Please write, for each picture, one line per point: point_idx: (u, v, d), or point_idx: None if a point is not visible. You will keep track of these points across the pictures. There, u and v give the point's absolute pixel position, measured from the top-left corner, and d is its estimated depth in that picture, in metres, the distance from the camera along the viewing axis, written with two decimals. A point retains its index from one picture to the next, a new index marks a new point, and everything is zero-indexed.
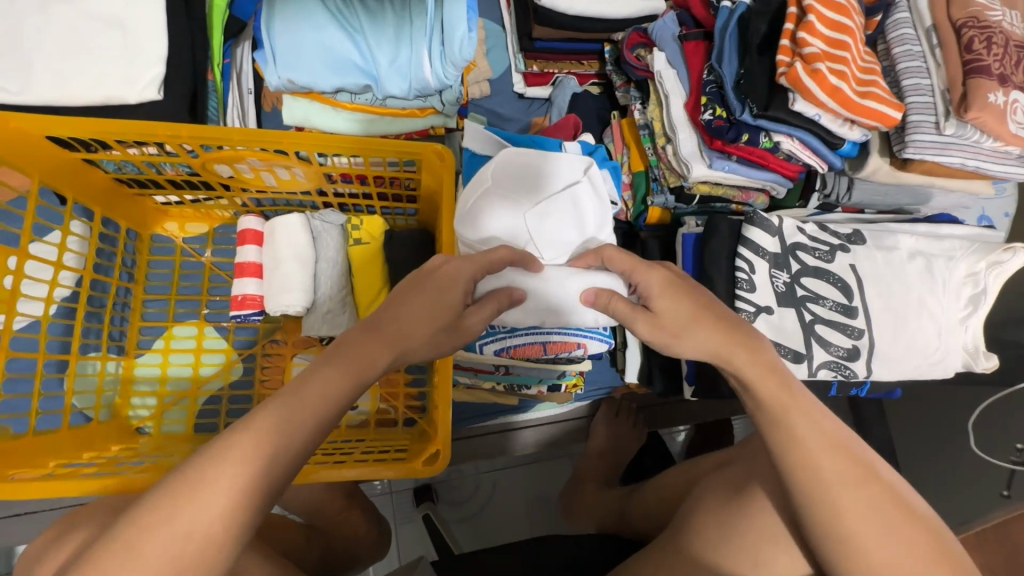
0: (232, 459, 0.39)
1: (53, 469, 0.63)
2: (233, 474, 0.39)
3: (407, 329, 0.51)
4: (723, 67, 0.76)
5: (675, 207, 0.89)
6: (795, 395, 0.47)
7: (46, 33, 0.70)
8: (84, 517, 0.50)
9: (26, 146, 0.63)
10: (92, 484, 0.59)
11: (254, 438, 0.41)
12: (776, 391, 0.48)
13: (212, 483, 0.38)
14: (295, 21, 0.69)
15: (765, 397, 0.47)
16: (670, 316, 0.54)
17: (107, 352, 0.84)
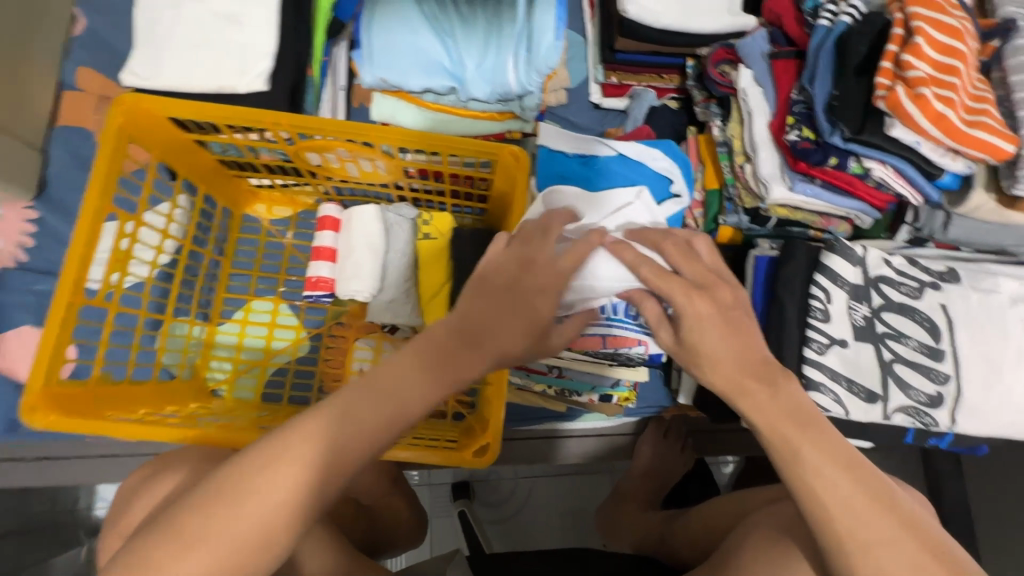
0: (285, 452, 0.44)
1: (145, 415, 0.70)
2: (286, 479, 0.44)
3: (502, 341, 0.49)
4: (815, 88, 0.73)
5: (748, 228, 0.86)
6: (808, 434, 0.45)
7: (178, 28, 0.79)
8: None
9: (151, 125, 0.70)
10: (178, 432, 0.64)
11: (306, 437, 0.45)
12: (788, 427, 0.45)
13: (272, 472, 0.43)
14: (394, 24, 0.74)
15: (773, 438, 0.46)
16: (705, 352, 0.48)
17: (195, 317, 0.91)
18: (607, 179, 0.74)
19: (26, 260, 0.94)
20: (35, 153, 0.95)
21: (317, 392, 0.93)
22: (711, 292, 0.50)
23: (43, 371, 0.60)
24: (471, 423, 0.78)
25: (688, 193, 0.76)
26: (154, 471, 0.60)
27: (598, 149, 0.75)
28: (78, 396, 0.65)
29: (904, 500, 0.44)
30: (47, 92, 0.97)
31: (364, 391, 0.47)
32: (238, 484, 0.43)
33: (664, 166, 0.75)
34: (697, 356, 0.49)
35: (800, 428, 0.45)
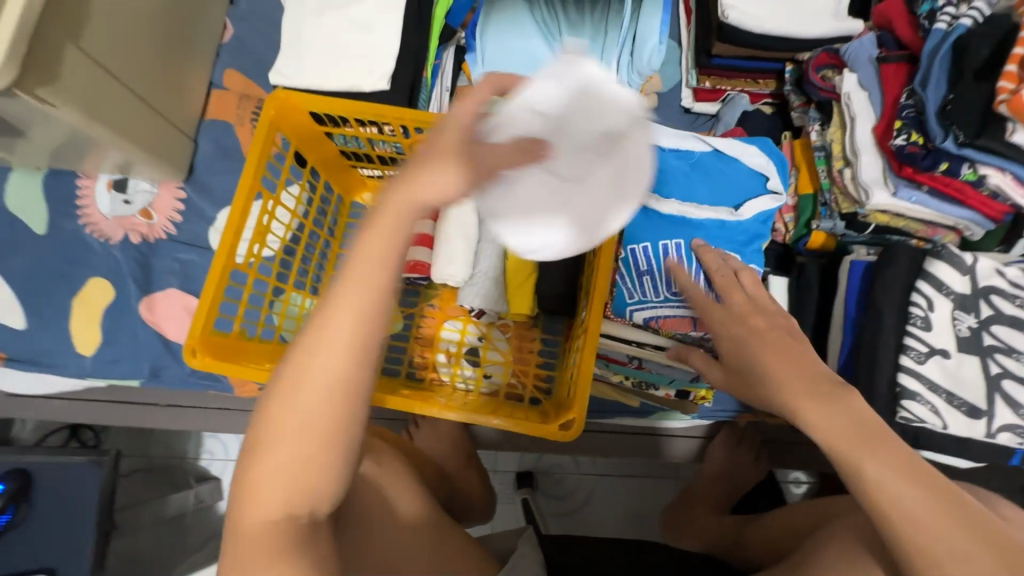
0: (280, 391, 0.39)
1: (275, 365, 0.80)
2: (292, 414, 0.39)
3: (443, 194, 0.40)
4: (927, 92, 0.71)
5: (843, 234, 0.85)
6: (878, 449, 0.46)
7: (318, 35, 0.90)
8: None
9: (295, 118, 0.80)
10: None
11: (294, 369, 0.39)
12: (854, 443, 0.47)
13: (276, 408, 0.39)
14: (506, 28, 0.80)
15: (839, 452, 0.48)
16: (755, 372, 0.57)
17: (309, 290, 1.01)
18: (704, 173, 0.76)
19: (175, 233, 1.10)
20: (190, 142, 1.11)
21: (407, 367, 1.02)
22: (752, 315, 0.62)
23: (202, 321, 0.71)
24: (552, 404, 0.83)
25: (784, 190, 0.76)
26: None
27: (695, 145, 0.77)
28: (225, 344, 0.76)
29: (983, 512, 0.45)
30: (201, 90, 1.13)
31: (337, 304, 0.38)
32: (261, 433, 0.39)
33: (761, 164, 0.76)
34: (746, 373, 0.59)
35: (865, 445, 0.47)
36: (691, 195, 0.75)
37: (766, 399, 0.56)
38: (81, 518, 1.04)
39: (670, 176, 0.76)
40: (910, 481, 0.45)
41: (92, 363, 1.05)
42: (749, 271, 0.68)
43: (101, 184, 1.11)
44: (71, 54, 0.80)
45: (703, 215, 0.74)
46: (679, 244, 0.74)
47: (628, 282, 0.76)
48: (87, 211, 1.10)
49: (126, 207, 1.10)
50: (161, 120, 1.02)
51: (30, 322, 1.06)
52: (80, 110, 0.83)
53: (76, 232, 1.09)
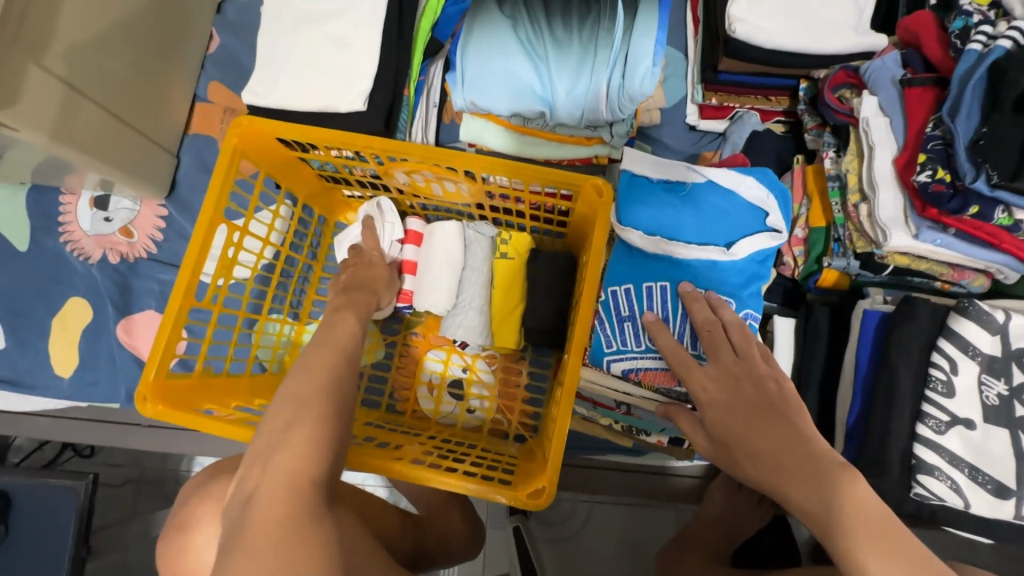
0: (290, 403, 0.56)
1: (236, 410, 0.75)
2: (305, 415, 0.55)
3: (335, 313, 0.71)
4: (956, 124, 0.63)
5: (857, 274, 0.77)
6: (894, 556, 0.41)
7: (294, 51, 0.85)
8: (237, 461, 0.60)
9: (261, 143, 0.75)
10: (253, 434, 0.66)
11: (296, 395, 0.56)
12: (869, 541, 0.43)
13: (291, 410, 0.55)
14: (488, 47, 0.74)
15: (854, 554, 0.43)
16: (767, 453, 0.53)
17: (287, 317, 0.96)
18: (695, 206, 0.69)
19: (155, 252, 1.07)
20: (171, 158, 1.08)
21: (388, 398, 0.98)
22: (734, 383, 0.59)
23: (156, 364, 0.68)
24: (534, 459, 0.76)
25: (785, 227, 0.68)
26: (212, 474, 0.60)
27: (685, 175, 0.70)
28: (183, 388, 0.71)
29: None
30: (184, 103, 1.09)
31: (304, 375, 0.59)
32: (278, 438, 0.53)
33: (759, 196, 0.69)
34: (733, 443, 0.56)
35: (877, 552, 0.42)
36: (679, 232, 0.68)
37: (755, 475, 0.54)
38: (58, 543, 1.03)
39: (662, 209, 0.69)
40: None
41: (70, 386, 1.03)
42: (737, 324, 0.63)
43: (82, 201, 1.08)
44: (33, 74, 0.76)
45: (692, 255, 0.67)
46: (664, 288, 0.68)
47: (607, 329, 0.70)
48: (68, 229, 1.07)
49: (106, 225, 1.07)
50: (140, 137, 0.98)
51: (8, 341, 1.03)
52: (45, 133, 0.79)
53: (56, 250, 1.06)
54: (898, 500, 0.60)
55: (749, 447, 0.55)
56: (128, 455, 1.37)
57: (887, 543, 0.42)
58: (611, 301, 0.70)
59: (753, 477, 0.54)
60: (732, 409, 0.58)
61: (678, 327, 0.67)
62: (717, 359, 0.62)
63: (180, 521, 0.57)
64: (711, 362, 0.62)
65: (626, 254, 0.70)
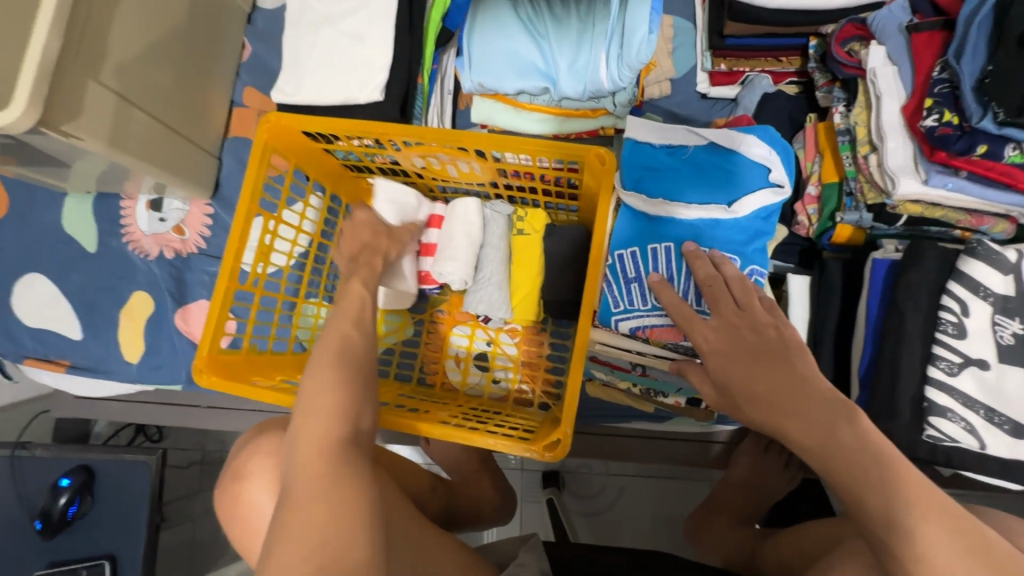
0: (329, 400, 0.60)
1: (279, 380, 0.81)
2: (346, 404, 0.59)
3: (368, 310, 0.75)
4: (961, 65, 0.62)
5: (872, 227, 0.76)
6: (889, 482, 0.43)
7: (315, 50, 0.91)
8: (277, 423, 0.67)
9: (288, 138, 0.82)
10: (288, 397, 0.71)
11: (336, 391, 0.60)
12: (863, 469, 0.45)
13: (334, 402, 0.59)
14: (491, 30, 0.78)
15: (849, 481, 0.45)
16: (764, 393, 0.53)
17: (324, 300, 1.02)
18: (698, 168, 0.70)
19: (205, 248, 1.17)
20: (214, 160, 1.17)
21: (418, 372, 1.04)
22: (735, 334, 0.59)
23: (208, 340, 0.75)
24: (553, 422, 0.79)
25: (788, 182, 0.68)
26: (258, 431, 0.66)
27: (689, 138, 0.72)
28: (233, 362, 0.78)
29: (1006, 555, 0.40)
30: (223, 110, 1.18)
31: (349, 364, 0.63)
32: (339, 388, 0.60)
33: (759, 154, 0.69)
34: (731, 392, 0.56)
35: (869, 477, 0.44)
36: (682, 193, 0.70)
37: (750, 417, 0.54)
38: (134, 511, 1.15)
39: (664, 172, 0.71)
40: (916, 521, 0.41)
41: (138, 370, 1.14)
42: (739, 279, 0.63)
43: (140, 204, 1.19)
44: (92, 89, 0.85)
45: (693, 215, 0.69)
46: (669, 249, 0.70)
47: (616, 290, 0.72)
48: (129, 230, 1.18)
49: (161, 225, 1.18)
50: (187, 143, 1.08)
51: (84, 333, 1.16)
52: (105, 141, 0.89)
53: (120, 249, 1.18)
54: (911, 444, 0.61)
55: (748, 390, 0.54)
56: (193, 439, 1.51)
57: (881, 468, 0.44)
58: (618, 264, 0.72)
59: (753, 420, 0.54)
60: (730, 355, 0.57)
61: (683, 284, 0.68)
62: (720, 312, 0.62)
63: (236, 471, 0.63)
64: (714, 316, 0.62)
65: (630, 219, 0.73)
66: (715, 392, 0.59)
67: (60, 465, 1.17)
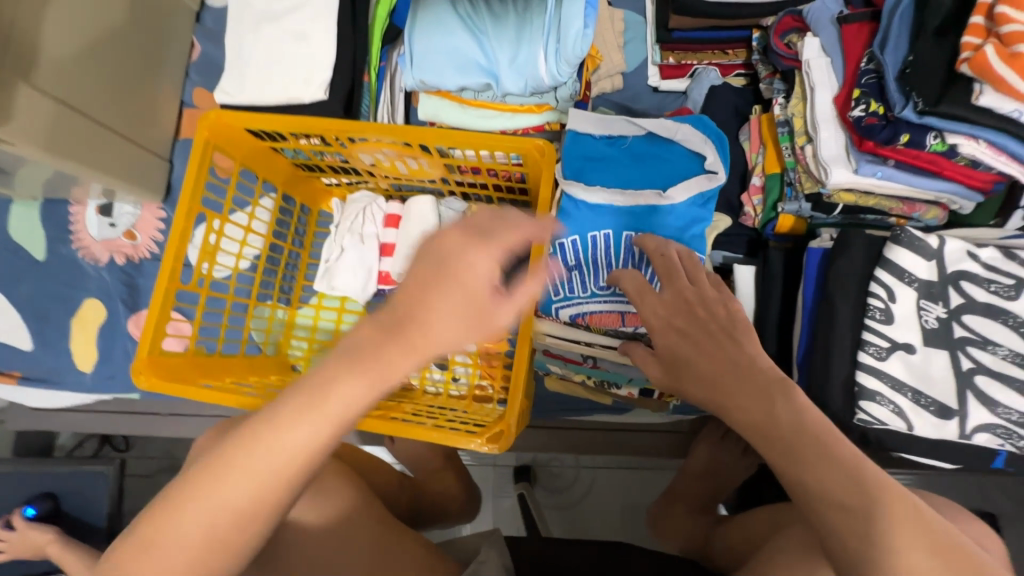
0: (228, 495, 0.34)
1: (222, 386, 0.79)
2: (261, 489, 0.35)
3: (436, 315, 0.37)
4: (885, 56, 0.63)
5: (812, 216, 0.77)
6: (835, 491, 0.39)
7: (257, 49, 0.90)
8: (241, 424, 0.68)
9: (231, 136, 0.81)
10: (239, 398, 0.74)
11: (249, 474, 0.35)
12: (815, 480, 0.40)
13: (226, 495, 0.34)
14: (430, 28, 0.77)
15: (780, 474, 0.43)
16: (716, 376, 0.49)
17: (279, 301, 1.04)
18: (635, 158, 0.73)
19: (158, 252, 1.15)
20: (164, 162, 1.15)
21: None
22: (690, 310, 0.55)
23: (148, 343, 0.74)
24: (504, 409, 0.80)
25: (723, 168, 0.68)
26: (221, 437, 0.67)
27: (626, 128, 0.73)
28: (177, 363, 0.78)
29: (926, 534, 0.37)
30: (172, 111, 1.16)
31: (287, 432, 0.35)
32: (264, 433, 0.35)
33: (695, 142, 0.70)
34: (681, 372, 0.53)
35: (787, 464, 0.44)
36: (621, 184, 0.72)
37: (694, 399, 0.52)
38: (95, 522, 1.13)
39: (603, 161, 0.73)
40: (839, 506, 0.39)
41: (92, 379, 1.12)
42: (689, 256, 0.62)
43: (89, 209, 1.15)
44: (24, 92, 0.83)
45: (630, 204, 0.70)
46: (607, 237, 0.71)
47: (558, 280, 0.74)
48: (78, 237, 1.15)
49: (111, 230, 1.15)
50: (131, 146, 1.05)
51: (35, 343, 1.13)
52: (40, 145, 0.86)
53: (70, 255, 1.15)
54: (845, 428, 0.62)
55: (697, 371, 0.51)
56: (161, 445, 1.44)
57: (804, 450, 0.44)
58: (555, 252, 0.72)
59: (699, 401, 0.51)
60: (686, 335, 0.54)
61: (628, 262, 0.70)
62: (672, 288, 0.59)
63: None
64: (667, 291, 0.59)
65: (570, 208, 0.72)
66: (661, 371, 0.57)
67: (13, 479, 1.13)
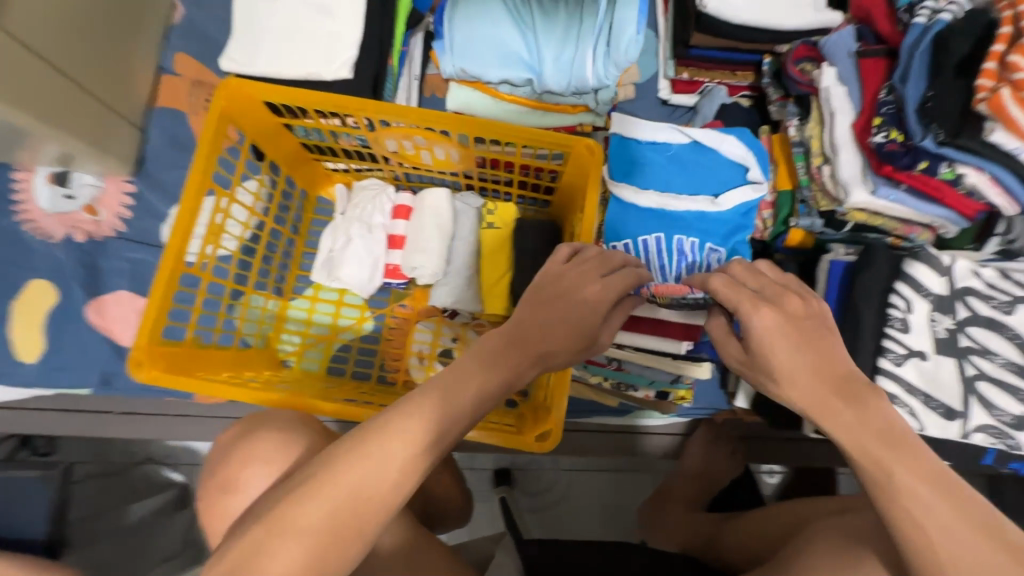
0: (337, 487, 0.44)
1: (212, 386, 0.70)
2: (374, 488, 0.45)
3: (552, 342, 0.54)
4: (907, 89, 0.70)
5: (822, 232, 0.84)
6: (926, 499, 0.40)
7: (273, 19, 0.84)
8: (265, 423, 0.63)
9: (246, 108, 0.74)
10: (255, 395, 0.69)
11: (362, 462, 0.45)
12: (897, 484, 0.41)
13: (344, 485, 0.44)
14: (475, 17, 0.76)
15: None
16: (807, 381, 0.47)
17: (271, 291, 0.96)
18: (682, 163, 0.75)
19: (124, 231, 1.02)
20: (136, 132, 1.03)
21: (378, 369, 0.97)
22: (777, 303, 0.50)
23: (148, 330, 0.66)
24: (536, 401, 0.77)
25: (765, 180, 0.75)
26: (247, 432, 0.63)
27: (673, 136, 0.76)
28: (176, 353, 0.71)
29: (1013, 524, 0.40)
30: (148, 76, 1.05)
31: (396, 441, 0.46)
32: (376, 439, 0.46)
33: (740, 154, 0.75)
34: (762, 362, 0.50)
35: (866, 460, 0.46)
36: (670, 188, 0.75)
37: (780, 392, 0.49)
38: None
39: (652, 167, 0.75)
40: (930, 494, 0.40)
41: (34, 372, 0.96)
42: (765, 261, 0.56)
43: (39, 177, 1.01)
44: None
45: (681, 208, 0.74)
46: (658, 240, 0.74)
47: None
48: (24, 208, 1.00)
49: (68, 203, 1.01)
50: (104, 110, 0.94)
51: None
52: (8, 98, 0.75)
53: (11, 228, 1.00)
54: None
55: (787, 369, 0.47)
56: None
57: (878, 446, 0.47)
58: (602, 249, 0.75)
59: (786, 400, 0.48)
60: (777, 332, 0.48)
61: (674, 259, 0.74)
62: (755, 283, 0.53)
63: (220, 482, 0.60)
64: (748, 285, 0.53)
65: (620, 210, 0.76)
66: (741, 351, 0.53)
67: None
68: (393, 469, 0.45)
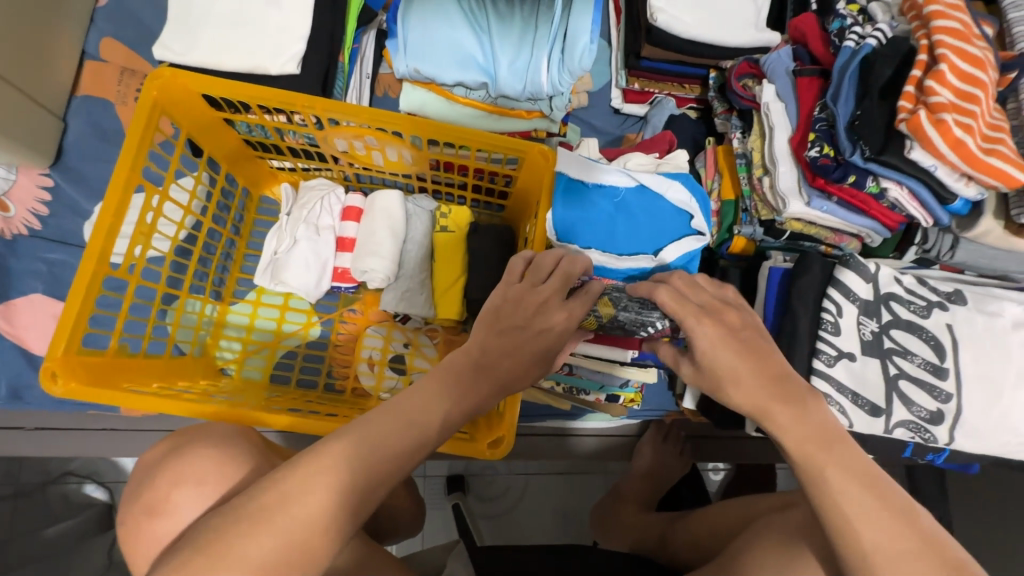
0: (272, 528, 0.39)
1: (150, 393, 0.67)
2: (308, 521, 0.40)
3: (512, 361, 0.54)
4: (838, 107, 0.75)
5: (762, 240, 0.88)
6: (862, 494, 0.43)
7: (214, 7, 0.79)
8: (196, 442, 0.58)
9: (184, 100, 0.70)
10: (192, 407, 0.65)
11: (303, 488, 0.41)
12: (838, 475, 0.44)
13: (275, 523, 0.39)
14: (429, 17, 0.75)
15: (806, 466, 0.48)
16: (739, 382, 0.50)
17: (209, 295, 0.91)
18: (627, 211, 0.79)
19: (38, 229, 0.92)
20: (56, 121, 0.94)
21: (325, 377, 0.93)
22: (716, 315, 0.54)
23: (66, 337, 0.61)
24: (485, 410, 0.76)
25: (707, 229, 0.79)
26: (179, 448, 0.58)
27: (619, 181, 0.79)
28: (99, 363, 0.65)
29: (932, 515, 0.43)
30: (71, 61, 0.96)
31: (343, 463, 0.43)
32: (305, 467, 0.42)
33: (683, 201, 0.80)
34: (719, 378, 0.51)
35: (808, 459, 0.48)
36: (615, 238, 0.78)
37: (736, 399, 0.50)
38: None
39: (598, 216, 0.77)
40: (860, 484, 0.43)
41: None
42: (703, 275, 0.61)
43: None
44: None
45: (625, 263, 0.78)
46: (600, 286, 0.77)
47: None
48: None
49: None
50: (17, 94, 0.85)
51: None
52: None
53: None
54: None
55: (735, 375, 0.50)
56: None
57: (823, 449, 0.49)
58: None
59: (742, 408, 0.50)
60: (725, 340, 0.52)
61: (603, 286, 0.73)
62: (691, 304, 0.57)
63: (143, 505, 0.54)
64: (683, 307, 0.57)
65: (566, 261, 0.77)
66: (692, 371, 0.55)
67: None
68: (342, 484, 0.43)
